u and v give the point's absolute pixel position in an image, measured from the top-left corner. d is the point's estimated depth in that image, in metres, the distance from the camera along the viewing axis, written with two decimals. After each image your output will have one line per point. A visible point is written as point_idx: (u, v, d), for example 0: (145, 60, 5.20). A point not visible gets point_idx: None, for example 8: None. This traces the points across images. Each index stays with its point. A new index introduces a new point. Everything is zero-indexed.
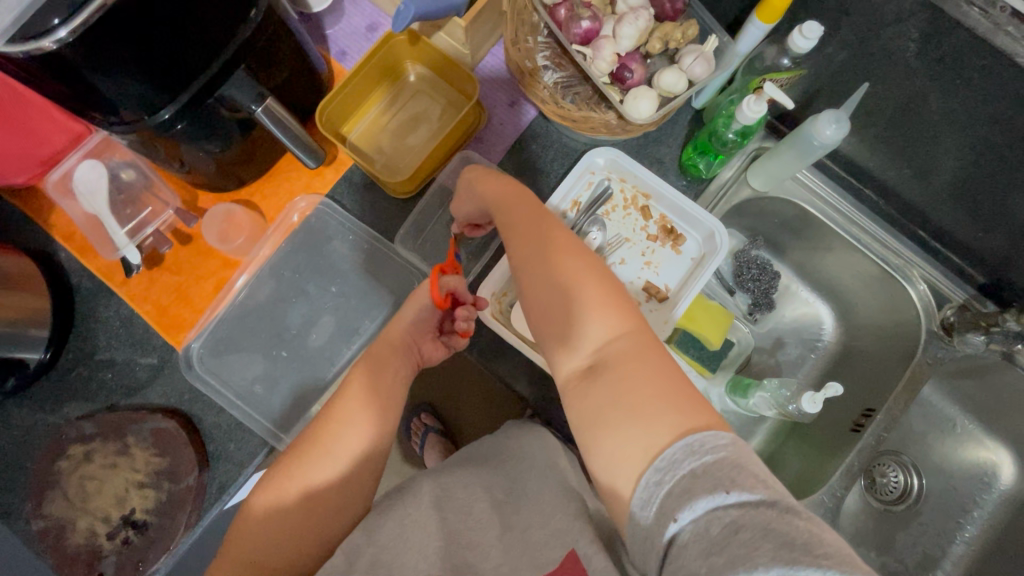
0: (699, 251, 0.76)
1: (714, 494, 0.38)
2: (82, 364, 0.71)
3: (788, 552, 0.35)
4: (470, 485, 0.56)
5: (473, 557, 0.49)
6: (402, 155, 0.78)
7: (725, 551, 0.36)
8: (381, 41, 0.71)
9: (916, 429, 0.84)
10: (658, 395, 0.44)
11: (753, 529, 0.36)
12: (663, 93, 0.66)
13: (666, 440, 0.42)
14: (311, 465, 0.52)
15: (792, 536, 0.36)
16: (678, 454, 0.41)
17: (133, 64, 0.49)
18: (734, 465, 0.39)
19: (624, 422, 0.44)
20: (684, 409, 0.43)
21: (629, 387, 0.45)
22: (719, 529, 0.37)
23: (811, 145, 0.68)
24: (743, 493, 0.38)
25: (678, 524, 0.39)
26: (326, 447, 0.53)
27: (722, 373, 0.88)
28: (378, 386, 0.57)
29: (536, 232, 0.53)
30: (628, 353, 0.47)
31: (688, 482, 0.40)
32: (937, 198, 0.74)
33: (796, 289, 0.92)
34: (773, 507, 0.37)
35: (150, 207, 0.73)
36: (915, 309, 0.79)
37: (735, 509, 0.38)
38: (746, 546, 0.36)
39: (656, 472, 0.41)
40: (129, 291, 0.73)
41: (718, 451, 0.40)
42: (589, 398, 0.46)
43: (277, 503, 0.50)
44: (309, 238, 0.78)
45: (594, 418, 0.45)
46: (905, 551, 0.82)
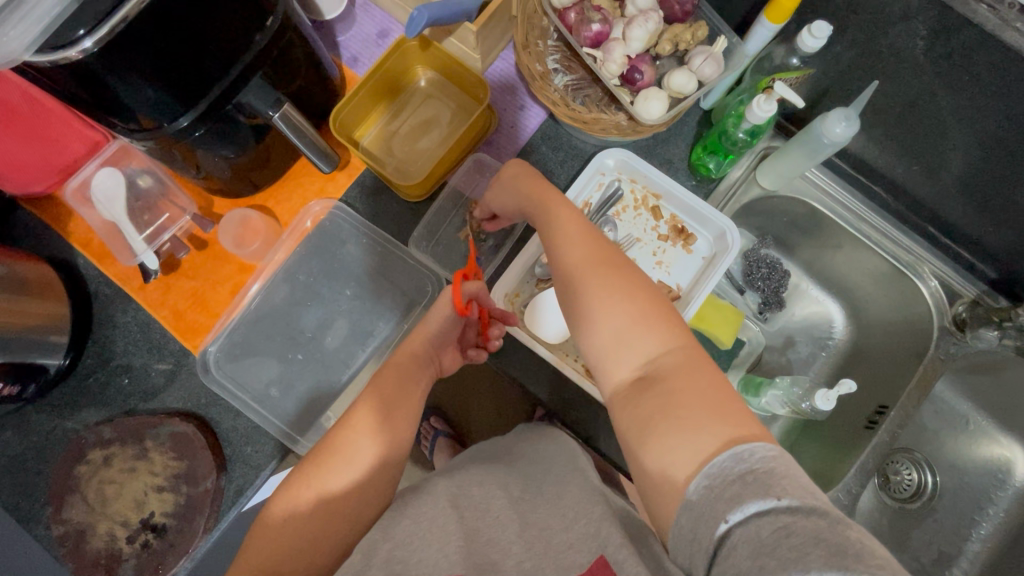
0: (710, 250, 0.76)
1: (765, 498, 0.39)
2: (99, 369, 0.72)
3: (840, 559, 0.35)
4: (485, 482, 0.56)
5: (496, 554, 0.49)
6: (415, 159, 0.78)
7: (775, 553, 0.37)
8: (393, 47, 0.72)
9: (929, 427, 0.85)
10: (707, 405, 0.45)
11: (803, 535, 0.37)
12: (673, 94, 0.66)
13: (714, 448, 0.43)
14: (327, 474, 0.52)
15: (844, 545, 0.36)
16: (728, 461, 0.42)
17: (155, 72, 0.50)
18: (784, 475, 0.40)
19: (672, 432, 0.45)
20: (732, 419, 0.44)
21: (677, 398, 0.46)
22: (769, 531, 0.38)
23: (820, 143, 0.68)
24: (793, 500, 0.39)
25: (728, 525, 0.39)
26: (340, 457, 0.53)
27: (733, 372, 0.89)
28: (396, 393, 0.58)
29: (579, 249, 0.55)
30: (676, 365, 0.48)
31: (738, 487, 0.40)
32: (947, 193, 0.74)
33: (806, 287, 0.93)
34: (823, 516, 0.38)
35: (167, 213, 0.74)
36: (927, 305, 0.79)
37: (786, 515, 0.38)
38: (796, 550, 0.36)
39: (706, 477, 0.42)
40: (146, 296, 0.74)
41: (766, 462, 0.41)
42: (636, 408, 0.48)
43: (293, 512, 0.50)
44: (322, 241, 0.78)
45: (642, 426, 0.47)
46: (920, 549, 0.82)
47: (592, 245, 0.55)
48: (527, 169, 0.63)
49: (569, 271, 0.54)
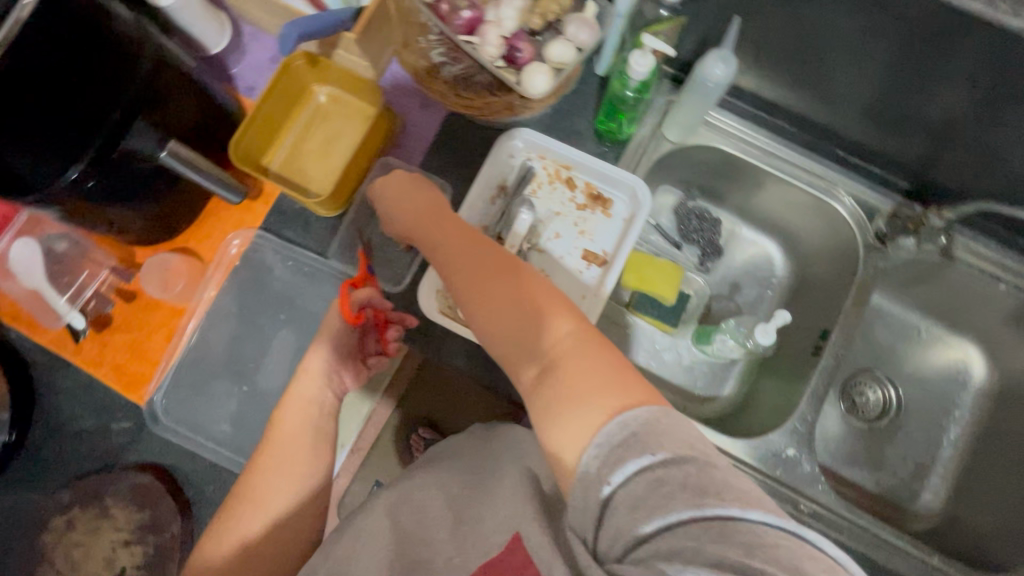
0: (628, 210, 0.77)
1: (640, 457, 0.41)
2: (51, 437, 0.73)
3: (700, 498, 0.39)
4: (424, 486, 0.57)
5: (426, 554, 0.50)
6: (323, 174, 0.79)
7: (647, 505, 0.40)
8: (282, 69, 0.73)
9: (884, 343, 0.89)
10: (594, 379, 0.46)
11: (672, 483, 0.40)
12: (556, 66, 0.68)
13: (602, 421, 0.44)
14: (243, 522, 0.54)
15: (706, 485, 0.39)
16: (614, 430, 0.43)
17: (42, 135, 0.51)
18: (661, 432, 0.42)
19: (565, 412, 0.45)
20: (620, 389, 0.45)
21: (566, 378, 0.47)
22: (645, 486, 0.40)
23: (705, 87, 0.70)
24: (668, 454, 0.41)
25: (611, 486, 0.42)
26: (264, 498, 0.55)
27: (684, 327, 0.92)
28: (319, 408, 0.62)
29: (472, 262, 0.58)
30: (571, 352, 0.48)
31: (621, 451, 0.42)
32: (845, 115, 0.75)
33: (741, 232, 0.94)
34: (694, 463, 0.40)
35: (87, 270, 0.75)
36: (850, 227, 0.81)
37: (660, 468, 0.41)
38: (665, 497, 0.39)
39: (596, 447, 0.43)
40: (82, 357, 0.73)
41: (647, 423, 0.42)
42: (538, 399, 0.48)
43: (246, 541, 0.54)
44: (250, 274, 0.78)
45: (544, 413, 0.47)
46: (896, 463, 0.86)
47: (484, 255, 0.58)
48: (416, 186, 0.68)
49: (466, 282, 0.56)
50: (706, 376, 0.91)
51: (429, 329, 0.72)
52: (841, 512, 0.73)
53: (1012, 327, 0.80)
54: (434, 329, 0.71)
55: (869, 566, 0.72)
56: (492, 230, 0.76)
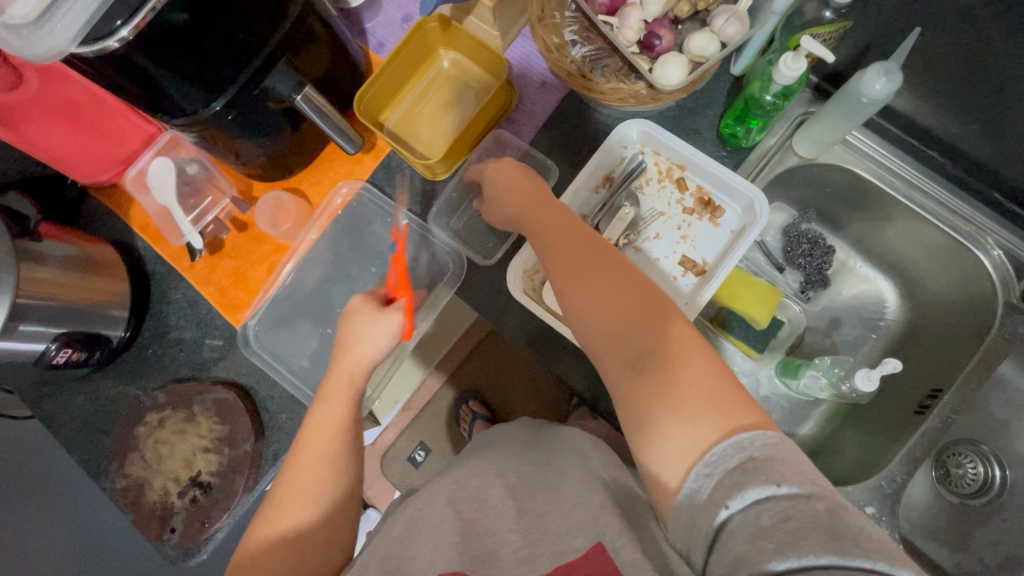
0: (739, 222, 0.72)
1: (764, 486, 0.40)
2: (156, 340, 0.80)
3: (837, 543, 0.36)
4: (483, 473, 0.58)
5: (491, 544, 0.50)
6: (433, 139, 0.80)
7: (773, 537, 0.38)
8: (414, 28, 0.74)
9: (996, 417, 0.82)
10: (706, 393, 0.46)
11: (801, 520, 0.38)
12: (694, 58, 0.64)
13: (714, 438, 0.44)
14: (294, 508, 0.53)
15: (842, 530, 0.37)
16: (727, 450, 0.43)
17: (194, 64, 0.54)
18: (785, 462, 0.41)
19: (673, 423, 0.46)
20: (731, 407, 0.45)
21: (677, 388, 0.47)
22: (769, 517, 0.39)
23: (859, 102, 0.63)
24: (794, 488, 0.40)
25: (728, 511, 0.41)
26: (315, 486, 0.54)
27: (771, 355, 0.88)
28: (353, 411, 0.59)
29: (567, 252, 0.57)
30: (677, 357, 0.49)
31: (738, 476, 0.41)
32: (1012, 156, 0.67)
33: (854, 265, 0.88)
34: (823, 501, 0.39)
35: (210, 196, 0.80)
36: (990, 280, 0.72)
37: (785, 501, 0.39)
38: (795, 534, 0.37)
39: (706, 465, 0.43)
40: (194, 274, 0.80)
41: (767, 449, 0.42)
42: (639, 401, 0.48)
43: (297, 526, 0.53)
44: (351, 222, 0.82)
45: (647, 424, 0.47)
46: (984, 548, 0.80)
47: (587, 249, 0.57)
48: (522, 169, 0.67)
49: (561, 272, 0.56)
50: (783, 410, 0.86)
51: (512, 309, 0.72)
52: None
53: None
54: (517, 308, 0.72)
55: None
56: (590, 220, 0.74)
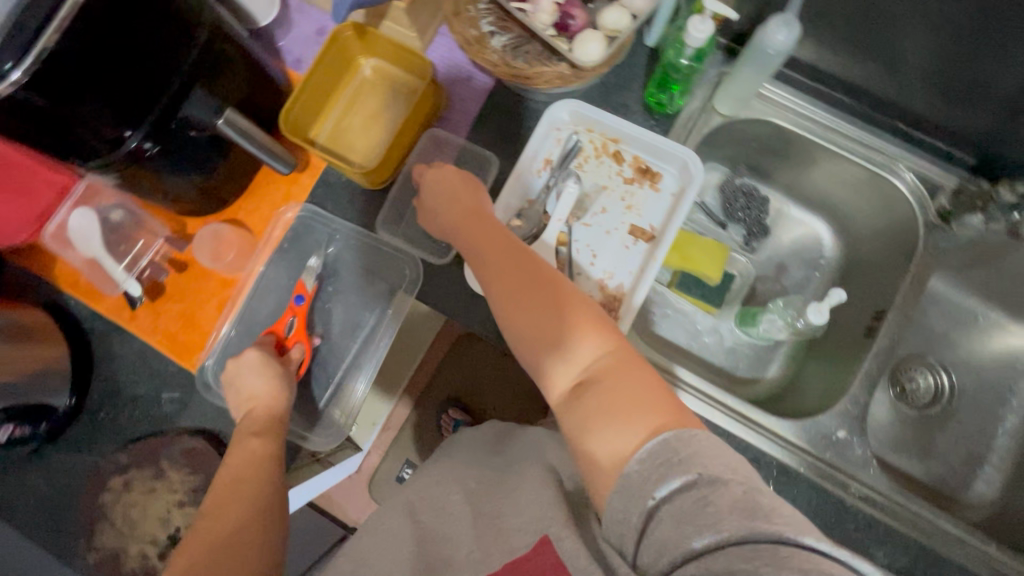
0: (677, 185, 0.76)
1: (684, 476, 0.43)
2: (107, 401, 0.75)
3: (751, 519, 0.40)
4: (440, 483, 0.62)
5: (447, 551, 0.54)
6: (368, 147, 0.79)
7: (695, 521, 0.41)
8: (331, 39, 0.73)
9: (938, 330, 0.90)
10: (637, 399, 0.49)
11: (719, 503, 0.41)
12: (609, 33, 0.67)
13: (643, 437, 0.47)
14: (239, 502, 0.53)
15: (755, 507, 0.40)
16: (654, 448, 0.46)
17: (101, 101, 0.52)
18: (704, 454, 0.44)
19: (606, 426, 0.48)
20: (660, 410, 0.48)
21: (612, 394, 0.50)
22: (692, 502, 0.42)
23: (766, 54, 0.67)
24: (711, 475, 0.43)
25: (655, 501, 0.44)
26: (258, 484, 0.55)
27: (728, 309, 0.92)
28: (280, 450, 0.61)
29: (501, 269, 0.60)
30: (613, 367, 0.52)
31: (664, 469, 0.44)
32: (909, 86, 0.72)
33: (789, 211, 0.93)
34: (740, 485, 0.42)
35: (142, 240, 0.77)
36: (909, 204, 0.77)
37: (705, 487, 0.42)
38: (714, 515, 0.41)
39: (637, 461, 0.46)
40: (138, 324, 0.76)
41: (687, 443, 0.45)
42: (578, 407, 0.51)
43: (242, 516, 0.52)
44: (296, 245, 0.78)
45: (582, 426, 0.50)
46: (948, 451, 0.87)
47: (523, 266, 0.60)
48: (465, 179, 0.68)
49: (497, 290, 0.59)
50: (749, 358, 0.90)
51: (475, 305, 0.71)
52: (895, 498, 0.71)
53: None
54: (480, 302, 0.71)
55: (927, 558, 0.69)
56: (537, 205, 0.75)
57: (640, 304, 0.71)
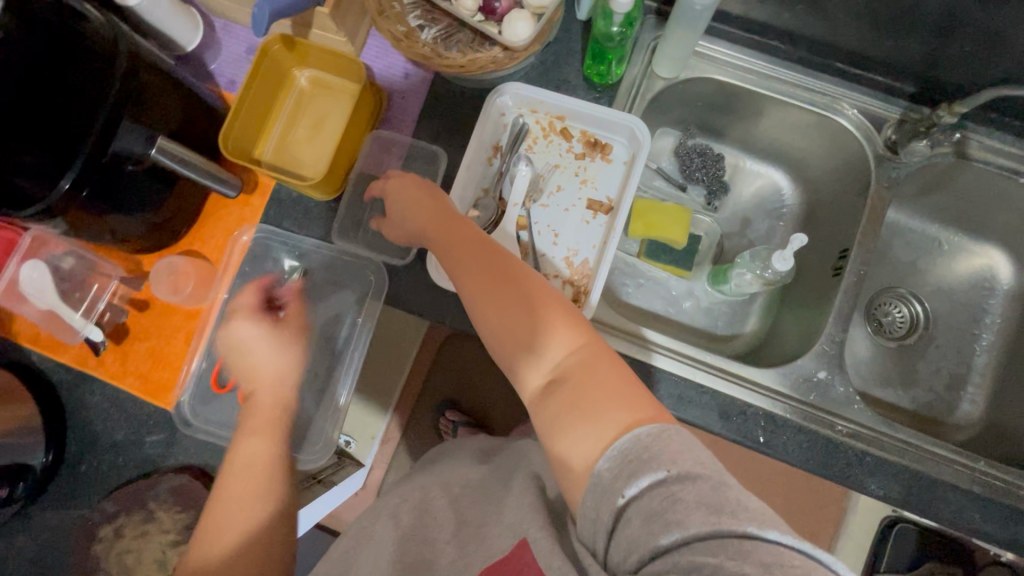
0: (628, 153, 0.76)
1: (653, 474, 0.43)
2: (86, 452, 0.74)
3: (715, 515, 0.40)
4: (424, 492, 0.65)
5: (430, 553, 0.57)
6: (316, 158, 0.77)
7: (663, 518, 0.41)
8: (259, 54, 0.72)
9: (906, 261, 0.92)
10: (609, 394, 0.49)
11: (687, 500, 0.41)
12: (536, 10, 0.66)
13: (616, 434, 0.47)
14: (223, 531, 0.58)
15: (721, 503, 0.40)
16: (626, 444, 0.45)
17: None
18: (672, 450, 0.44)
19: (578, 422, 0.48)
20: (632, 406, 0.48)
21: (583, 391, 0.50)
22: (660, 499, 0.42)
23: (693, 11, 0.67)
24: (680, 471, 0.43)
25: (625, 498, 0.43)
26: (246, 509, 0.59)
27: (700, 269, 0.92)
28: (280, 456, 0.64)
29: (466, 267, 0.59)
30: (583, 365, 0.52)
31: (635, 466, 0.44)
32: (839, 24, 0.72)
33: (746, 165, 0.94)
34: (708, 481, 0.42)
35: (97, 284, 0.75)
36: (856, 139, 0.78)
37: (673, 484, 0.42)
38: (681, 512, 0.40)
39: (608, 458, 0.46)
40: (107, 369, 0.74)
41: (657, 439, 0.45)
42: (550, 405, 0.51)
43: (226, 550, 0.57)
44: (255, 266, 0.77)
45: (556, 422, 0.50)
46: (931, 377, 0.89)
47: (491, 264, 0.58)
48: (427, 184, 0.67)
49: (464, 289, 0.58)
50: (727, 315, 0.91)
51: (442, 301, 0.70)
52: (883, 431, 0.72)
53: None
54: (450, 297, 0.70)
55: (918, 483, 0.70)
56: (492, 192, 0.76)
57: (607, 274, 0.70)
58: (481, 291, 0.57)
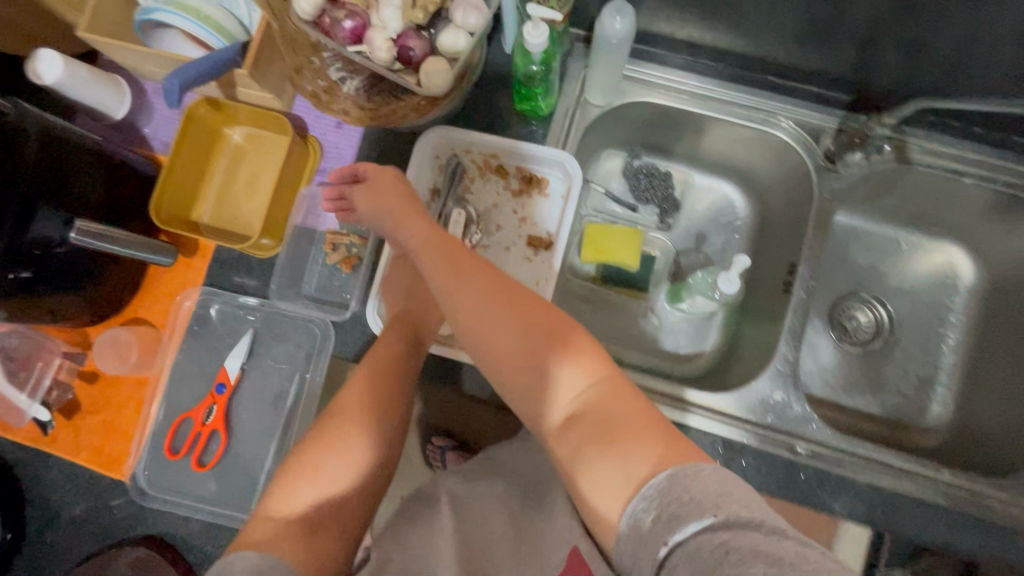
0: (564, 185, 0.75)
1: (702, 518, 0.40)
2: (46, 529, 0.74)
3: (777, 568, 0.36)
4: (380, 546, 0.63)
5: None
6: (253, 215, 0.77)
7: (715, 571, 0.37)
8: (185, 118, 0.72)
9: (865, 264, 0.90)
10: (632, 429, 0.48)
11: (741, 550, 0.37)
12: (451, 56, 0.65)
13: (647, 472, 0.45)
14: (308, 481, 0.55)
15: (781, 555, 0.37)
16: (662, 482, 0.43)
17: None
18: (721, 493, 0.41)
19: (603, 460, 0.47)
20: (660, 442, 0.47)
21: (604, 424, 0.49)
22: (710, 549, 0.38)
23: (608, 44, 0.67)
24: (730, 516, 0.39)
25: (668, 546, 0.40)
26: (345, 451, 0.57)
27: (658, 288, 0.90)
28: (389, 390, 0.62)
29: (475, 301, 0.58)
30: (601, 398, 0.51)
31: (675, 509, 0.41)
32: (765, 39, 0.72)
33: (694, 179, 0.92)
34: (759, 529, 0.38)
35: (41, 361, 0.74)
36: (796, 151, 0.78)
37: (723, 532, 0.39)
38: (737, 564, 0.37)
39: (643, 499, 0.43)
40: (59, 445, 0.74)
41: (703, 478, 0.42)
42: (570, 442, 0.50)
43: (321, 498, 0.54)
44: (200, 328, 0.76)
45: (579, 459, 0.49)
46: (900, 381, 0.87)
47: (503, 296, 0.58)
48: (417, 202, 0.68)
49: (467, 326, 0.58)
50: (688, 333, 0.89)
51: None
52: (842, 446, 0.71)
53: (989, 219, 0.80)
54: None
55: (883, 500, 0.69)
56: None
57: None
58: (493, 324, 0.56)
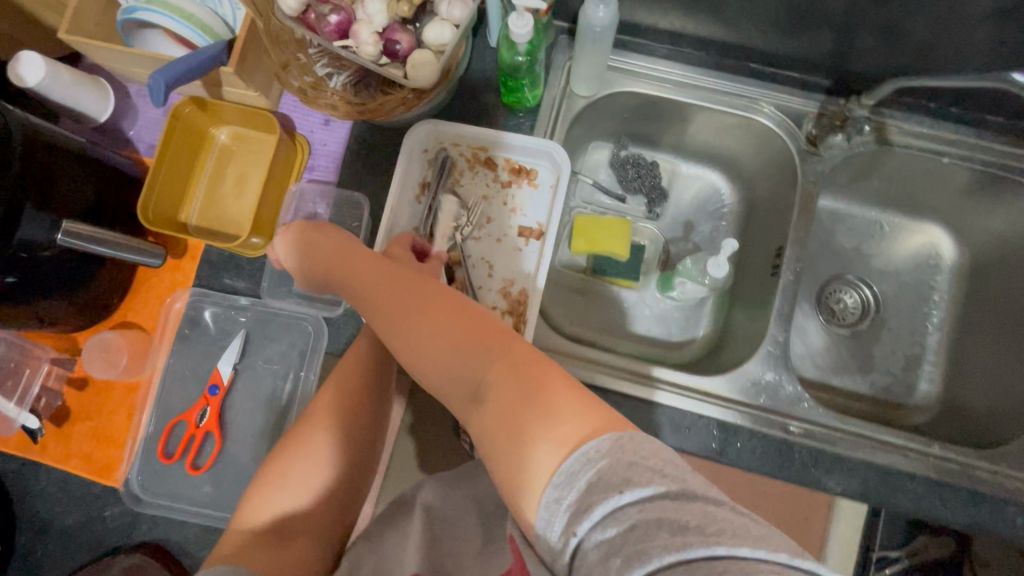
0: (553, 176, 0.76)
1: (610, 498, 0.38)
2: (34, 540, 0.72)
3: (680, 536, 0.35)
4: None
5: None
6: (242, 215, 0.77)
7: (622, 550, 0.36)
8: (171, 119, 0.71)
9: (850, 247, 0.91)
10: (540, 409, 0.44)
11: (647, 523, 0.37)
12: (437, 48, 0.66)
13: (559, 458, 0.41)
14: (274, 497, 0.59)
15: (686, 521, 0.36)
16: (574, 466, 0.40)
17: None
18: (632, 462, 0.39)
19: (515, 449, 0.44)
20: (571, 417, 0.43)
21: (512, 409, 0.45)
22: (616, 530, 0.37)
23: (593, 33, 0.67)
24: (640, 490, 0.38)
25: (579, 536, 0.39)
26: (306, 463, 0.60)
27: (648, 278, 0.91)
28: (354, 395, 0.64)
29: (389, 299, 0.57)
30: (505, 383, 0.47)
31: (587, 491, 0.39)
32: (746, 28, 0.73)
33: (681, 168, 0.93)
34: (667, 496, 0.38)
35: (29, 368, 0.74)
36: (779, 137, 0.79)
37: (631, 507, 0.37)
38: (641, 540, 0.36)
39: (556, 487, 0.41)
40: (49, 454, 0.73)
41: (608, 454, 0.40)
42: (485, 431, 0.47)
43: (285, 511, 0.58)
44: (191, 331, 0.76)
45: (495, 453, 0.46)
46: (888, 360, 0.88)
47: (412, 291, 0.56)
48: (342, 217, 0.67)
49: (395, 324, 0.55)
50: (680, 321, 0.90)
51: None
52: (833, 424, 0.72)
53: (968, 199, 0.82)
54: None
55: (875, 477, 0.70)
56: (422, 229, 0.75)
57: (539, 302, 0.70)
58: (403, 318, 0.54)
